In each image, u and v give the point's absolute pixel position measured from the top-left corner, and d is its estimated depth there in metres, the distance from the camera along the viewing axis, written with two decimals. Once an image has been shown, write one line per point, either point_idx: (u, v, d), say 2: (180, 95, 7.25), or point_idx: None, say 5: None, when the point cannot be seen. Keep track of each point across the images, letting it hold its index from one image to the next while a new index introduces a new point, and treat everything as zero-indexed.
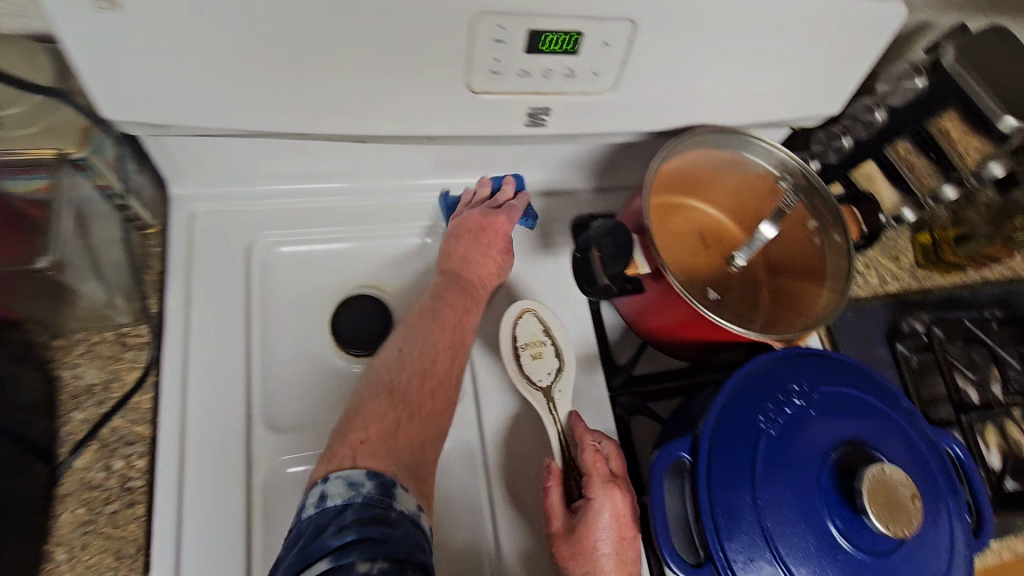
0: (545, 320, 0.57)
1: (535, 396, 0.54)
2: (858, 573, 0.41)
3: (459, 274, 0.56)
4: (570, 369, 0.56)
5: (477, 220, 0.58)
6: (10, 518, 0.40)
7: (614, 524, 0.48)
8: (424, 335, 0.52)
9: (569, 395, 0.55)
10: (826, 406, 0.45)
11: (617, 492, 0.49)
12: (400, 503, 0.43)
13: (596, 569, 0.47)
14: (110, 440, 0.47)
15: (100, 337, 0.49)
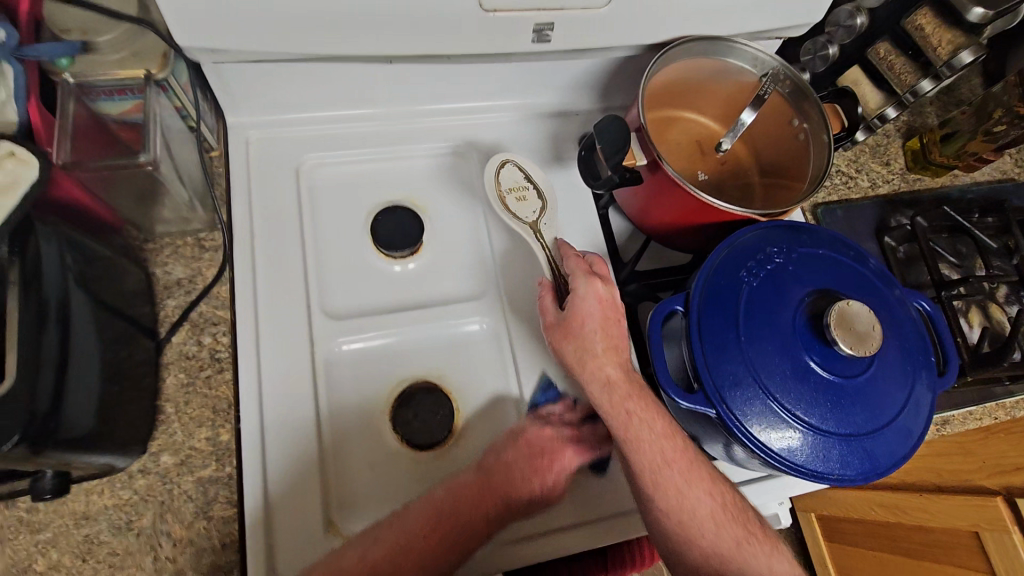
0: (525, 171, 0.65)
1: (523, 228, 0.62)
2: (829, 392, 0.48)
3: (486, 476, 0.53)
4: (552, 206, 0.64)
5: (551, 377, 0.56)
6: (131, 373, 0.50)
7: (597, 307, 0.56)
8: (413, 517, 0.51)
9: (555, 228, 0.64)
10: (802, 263, 0.52)
11: (598, 282, 0.57)
12: None
13: (585, 341, 0.55)
14: (199, 321, 0.56)
15: (182, 241, 0.59)
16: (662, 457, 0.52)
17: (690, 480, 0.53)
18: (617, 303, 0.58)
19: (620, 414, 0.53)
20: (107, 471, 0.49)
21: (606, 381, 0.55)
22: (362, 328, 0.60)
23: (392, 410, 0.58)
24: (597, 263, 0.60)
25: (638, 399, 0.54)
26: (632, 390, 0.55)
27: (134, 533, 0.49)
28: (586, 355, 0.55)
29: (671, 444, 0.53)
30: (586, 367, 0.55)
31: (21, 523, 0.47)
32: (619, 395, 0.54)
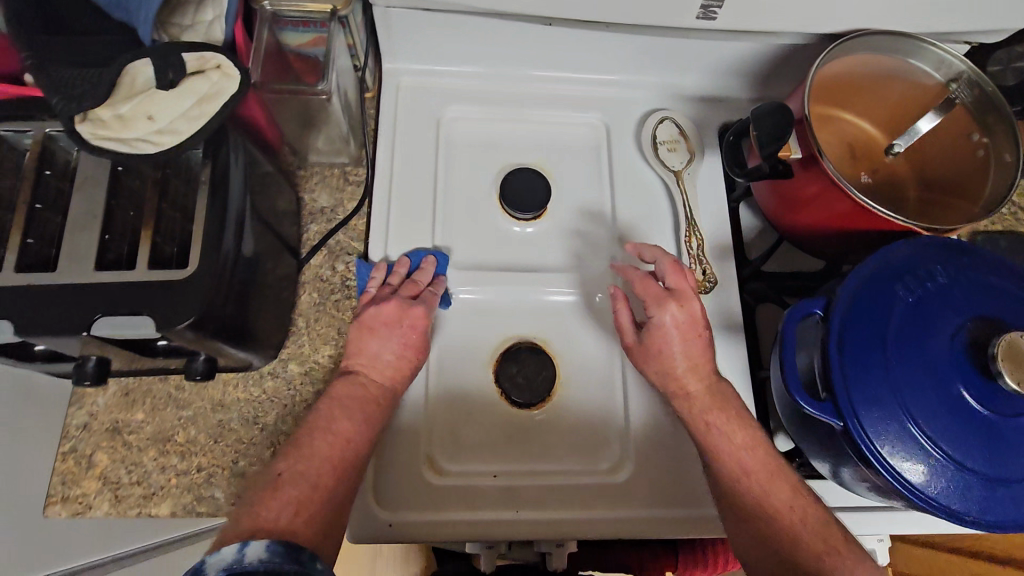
0: (680, 125, 0.68)
1: (667, 177, 0.66)
2: (979, 430, 0.44)
3: (358, 377, 0.52)
4: (702, 162, 0.67)
5: (394, 312, 0.53)
6: (275, 285, 0.55)
7: (675, 331, 0.54)
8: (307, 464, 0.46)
9: (697, 181, 0.66)
10: (970, 284, 0.47)
11: (673, 305, 0.55)
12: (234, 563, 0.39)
13: (668, 366, 0.54)
14: (336, 249, 0.60)
15: (330, 171, 0.63)
16: (751, 477, 0.51)
17: (776, 496, 0.51)
18: (698, 319, 0.55)
19: (704, 429, 0.53)
20: (245, 367, 0.54)
21: (685, 394, 0.54)
22: (481, 280, 0.62)
23: (496, 364, 0.60)
24: (670, 274, 0.56)
25: (723, 411, 0.53)
26: (715, 403, 0.54)
27: (260, 428, 0.53)
28: (669, 376, 0.55)
29: (753, 455, 0.52)
30: (670, 386, 0.55)
31: (170, 398, 0.53)
32: (700, 409, 0.54)
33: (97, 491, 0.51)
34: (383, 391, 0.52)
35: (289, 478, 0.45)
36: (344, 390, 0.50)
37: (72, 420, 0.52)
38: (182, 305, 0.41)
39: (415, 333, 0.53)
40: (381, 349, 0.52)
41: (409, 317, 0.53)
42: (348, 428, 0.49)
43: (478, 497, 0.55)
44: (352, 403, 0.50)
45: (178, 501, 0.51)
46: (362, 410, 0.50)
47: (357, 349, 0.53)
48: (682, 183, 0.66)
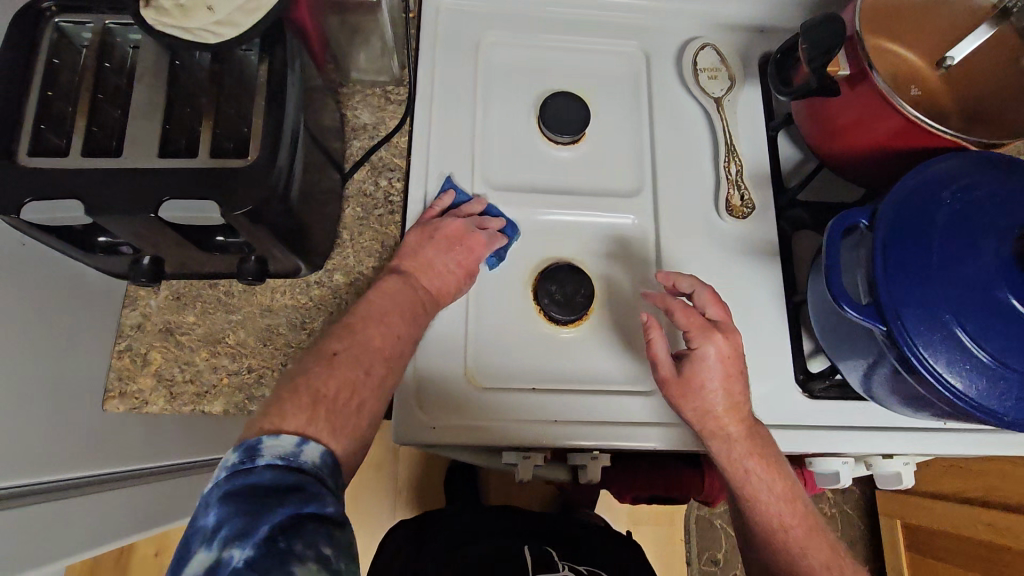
0: (721, 53, 0.67)
1: (707, 103, 0.65)
2: (1019, 332, 0.44)
3: (417, 284, 0.53)
4: (741, 91, 0.67)
5: (458, 231, 0.56)
6: (322, 197, 0.55)
7: (718, 365, 0.53)
8: (365, 334, 0.46)
9: (737, 109, 0.66)
10: (1013, 194, 0.47)
11: (718, 336, 0.54)
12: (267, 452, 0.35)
13: (708, 403, 0.53)
14: (378, 164, 0.61)
15: (372, 91, 0.64)
16: (778, 518, 0.55)
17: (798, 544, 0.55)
18: (740, 355, 0.54)
19: (740, 471, 0.55)
20: (292, 274, 0.55)
21: (726, 437, 0.54)
22: (522, 201, 0.62)
23: (535, 283, 0.60)
24: (706, 301, 0.56)
25: (762, 458, 0.54)
26: (753, 446, 0.54)
27: (307, 333, 0.55)
28: (708, 418, 0.54)
29: (787, 504, 0.55)
30: (707, 429, 0.54)
31: (220, 302, 0.55)
32: (740, 453, 0.54)
33: (152, 387, 0.52)
34: (428, 293, 0.53)
35: (344, 358, 0.44)
36: (396, 284, 0.51)
37: (126, 321, 0.54)
38: (244, 193, 0.42)
39: (471, 255, 0.56)
40: (447, 256, 0.55)
41: (469, 243, 0.56)
42: (400, 327, 0.48)
43: (513, 407, 0.57)
44: (389, 296, 0.50)
45: (228, 399, 0.53)
46: (413, 307, 0.51)
47: (416, 258, 0.54)
48: (723, 109, 0.65)
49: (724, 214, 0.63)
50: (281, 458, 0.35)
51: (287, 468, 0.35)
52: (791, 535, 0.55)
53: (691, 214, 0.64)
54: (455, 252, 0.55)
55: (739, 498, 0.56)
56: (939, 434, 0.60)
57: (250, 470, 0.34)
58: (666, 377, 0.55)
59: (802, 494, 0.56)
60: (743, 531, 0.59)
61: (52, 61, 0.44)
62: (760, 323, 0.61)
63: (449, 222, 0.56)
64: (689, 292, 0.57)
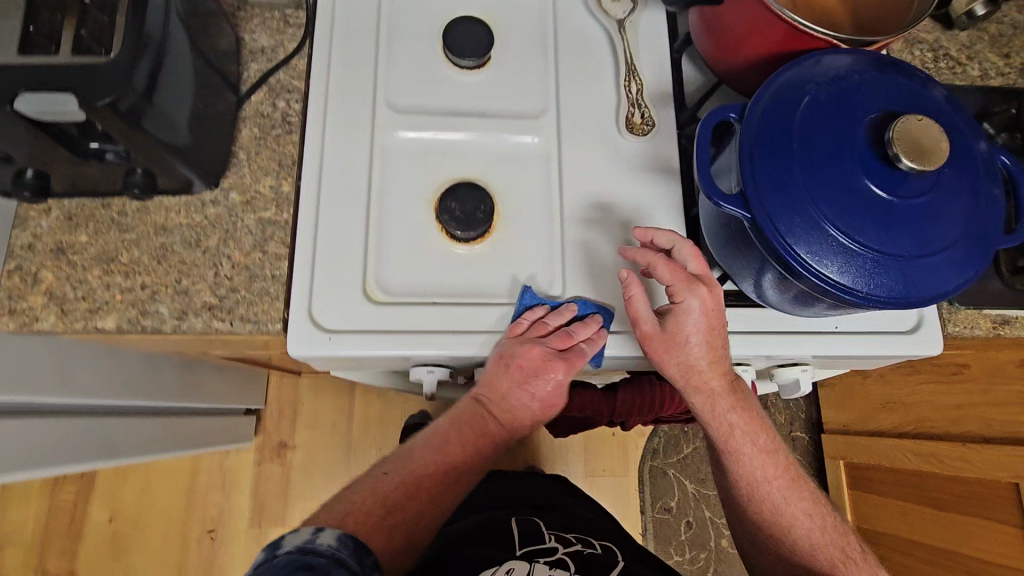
0: None
1: (609, 25, 0.66)
2: (871, 211, 0.46)
3: (519, 364, 0.56)
4: (643, 12, 0.67)
5: (535, 360, 0.55)
6: (214, 116, 0.55)
7: (701, 318, 0.55)
8: (445, 439, 0.57)
9: (639, 30, 0.67)
10: (872, 85, 0.49)
11: (703, 289, 0.54)
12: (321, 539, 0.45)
13: (689, 355, 0.56)
14: (277, 86, 0.61)
15: (270, 15, 0.63)
16: (761, 469, 0.61)
17: (778, 492, 0.61)
18: (722, 310, 0.55)
19: (724, 424, 0.60)
20: (185, 191, 0.56)
21: (711, 391, 0.58)
22: (427, 122, 0.63)
23: (437, 202, 0.61)
24: (688, 254, 0.56)
25: (743, 411, 0.59)
26: (734, 400, 0.59)
27: (203, 251, 0.55)
28: (693, 374, 0.57)
29: (769, 454, 0.61)
30: (691, 382, 0.57)
31: (113, 222, 0.55)
32: (723, 408, 0.59)
33: (44, 304, 0.52)
34: (503, 433, 0.59)
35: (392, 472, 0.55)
36: (469, 418, 0.58)
37: (15, 241, 0.54)
38: (104, 84, 0.42)
39: (559, 389, 0.57)
40: (541, 387, 0.57)
41: (548, 371, 0.56)
42: (464, 458, 0.57)
43: (410, 318, 0.57)
44: (520, 368, 0.56)
45: (123, 314, 0.53)
46: (477, 439, 0.57)
47: (493, 382, 0.57)
48: (624, 29, 0.66)
49: (625, 132, 0.64)
50: (300, 544, 0.45)
51: (305, 552, 0.44)
52: (774, 485, 0.61)
53: (593, 134, 0.64)
54: (523, 346, 0.55)
55: (724, 453, 0.61)
56: (832, 337, 0.62)
57: (273, 558, 0.44)
58: (652, 334, 0.56)
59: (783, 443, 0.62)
60: (727, 488, 0.64)
61: None
62: None
63: (539, 346, 0.55)
64: (670, 249, 0.58)
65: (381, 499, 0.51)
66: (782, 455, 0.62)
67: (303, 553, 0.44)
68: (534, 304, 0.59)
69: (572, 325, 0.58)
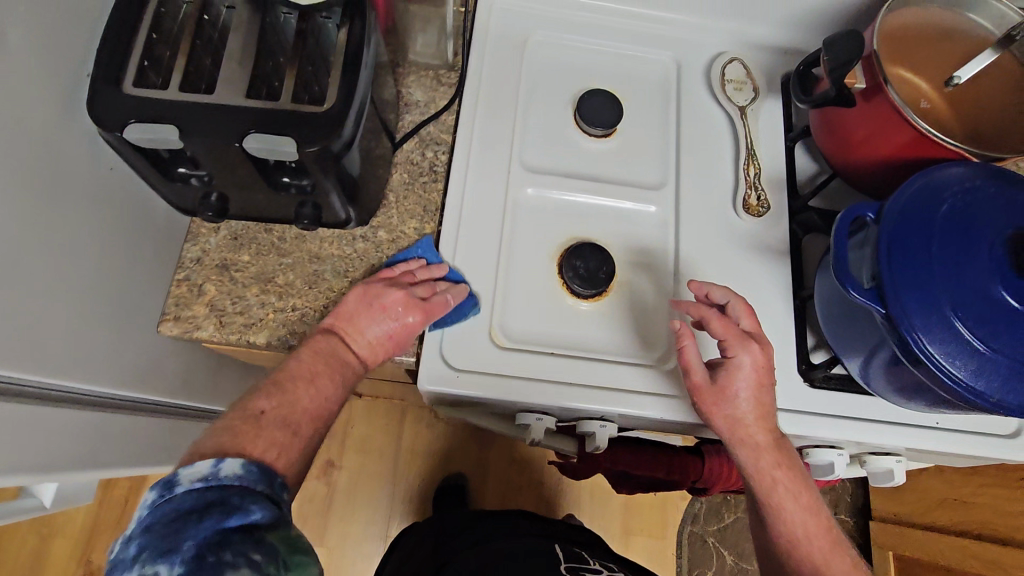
0: (747, 67, 0.73)
1: (732, 110, 0.71)
2: (1005, 320, 0.48)
3: (376, 292, 0.55)
4: (762, 102, 0.73)
5: (400, 301, 0.54)
6: (375, 160, 0.60)
7: (753, 374, 0.56)
8: (296, 384, 0.48)
9: (758, 118, 0.72)
10: (1008, 201, 0.52)
11: (754, 347, 0.56)
12: (184, 479, 0.37)
13: (737, 409, 0.56)
14: (427, 137, 0.66)
15: (426, 73, 0.70)
16: (801, 528, 0.56)
17: (823, 555, 0.55)
18: (770, 366, 0.57)
19: (767, 479, 0.56)
20: (342, 225, 0.60)
21: (756, 445, 0.56)
22: (555, 183, 0.67)
23: (562, 259, 0.65)
24: (741, 313, 0.59)
25: (788, 467, 0.56)
26: (780, 457, 0.56)
27: (350, 281, 0.59)
28: (738, 425, 0.56)
29: (813, 516, 0.56)
30: (737, 434, 0.56)
31: (274, 245, 0.60)
32: (767, 463, 0.56)
33: (205, 314, 0.57)
34: (359, 369, 0.53)
35: (273, 415, 0.45)
36: (326, 343, 0.51)
37: (186, 254, 0.59)
38: (317, 131, 0.47)
39: (406, 332, 0.55)
40: (373, 327, 0.54)
41: (386, 302, 0.54)
42: (329, 390, 0.49)
43: (528, 366, 0.60)
44: (380, 292, 0.55)
45: (274, 332, 0.57)
46: (337, 372, 0.51)
47: (350, 312, 0.54)
48: (745, 117, 0.71)
49: (741, 211, 0.68)
50: (201, 480, 0.37)
51: (207, 489, 0.37)
52: (815, 545, 0.55)
53: (709, 208, 0.68)
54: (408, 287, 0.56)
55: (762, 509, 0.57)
56: (931, 432, 0.63)
57: (170, 500, 0.36)
58: (698, 381, 0.56)
59: (828, 507, 0.57)
60: (765, 548, 0.59)
61: (159, 11, 0.50)
62: (768, 312, 0.66)
63: (404, 291, 0.55)
64: (723, 305, 0.60)
65: (293, 429, 0.45)
66: (824, 516, 0.57)
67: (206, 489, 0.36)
68: (417, 253, 0.60)
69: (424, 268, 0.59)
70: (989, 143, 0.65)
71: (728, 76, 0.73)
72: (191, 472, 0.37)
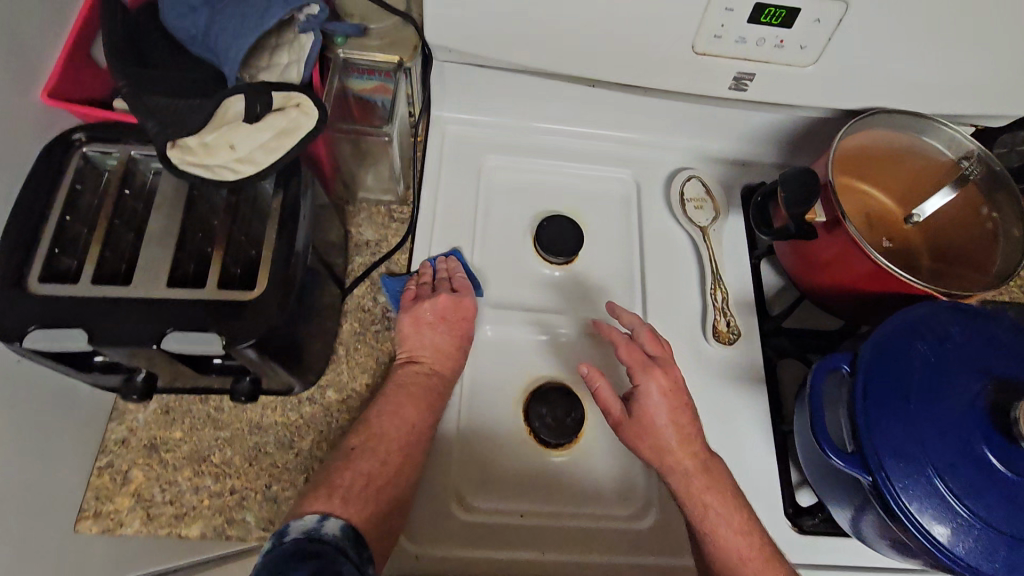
0: (706, 184, 0.72)
1: (694, 231, 0.70)
2: (997, 490, 0.45)
3: (422, 315, 0.57)
4: (724, 220, 0.71)
5: (448, 307, 0.57)
6: (320, 312, 0.56)
7: (663, 399, 0.56)
8: (361, 457, 0.49)
9: (722, 236, 0.70)
10: (984, 351, 0.50)
11: (659, 372, 0.57)
12: (325, 528, 0.43)
13: (659, 438, 0.55)
14: (378, 280, 0.63)
15: (376, 208, 0.66)
16: (736, 554, 0.51)
17: None
18: (682, 388, 0.57)
19: (699, 507, 0.53)
20: (286, 391, 0.55)
21: (683, 472, 0.54)
22: (517, 321, 0.64)
23: (527, 406, 0.62)
24: (643, 334, 0.60)
25: (717, 489, 0.53)
26: (711, 480, 0.54)
27: (295, 453, 0.54)
28: (663, 449, 0.55)
29: (749, 540, 0.52)
30: (664, 461, 0.55)
31: (209, 417, 0.54)
32: (697, 487, 0.54)
33: (129, 508, 0.51)
34: (435, 381, 0.55)
35: (348, 471, 0.48)
36: (412, 379, 0.54)
37: (110, 434, 0.53)
38: (246, 324, 0.43)
39: (464, 326, 0.58)
40: (431, 337, 0.56)
41: (435, 310, 0.57)
42: (413, 416, 0.52)
43: (501, 534, 0.57)
44: (430, 307, 0.57)
45: (208, 522, 0.51)
46: (424, 402, 0.53)
47: (411, 339, 0.56)
48: (708, 237, 0.69)
49: (711, 339, 0.65)
50: (304, 533, 0.42)
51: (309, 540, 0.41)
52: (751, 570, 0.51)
53: (678, 334, 0.66)
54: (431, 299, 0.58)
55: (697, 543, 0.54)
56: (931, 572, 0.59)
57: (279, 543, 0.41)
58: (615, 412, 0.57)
59: (763, 529, 0.53)
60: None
61: (74, 187, 0.47)
62: (748, 448, 0.62)
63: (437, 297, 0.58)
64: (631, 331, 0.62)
65: (366, 477, 0.48)
66: (758, 538, 0.52)
67: (310, 540, 0.41)
68: (428, 262, 0.62)
69: (450, 272, 0.61)
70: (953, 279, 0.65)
71: (688, 194, 0.72)
72: (301, 524, 0.43)
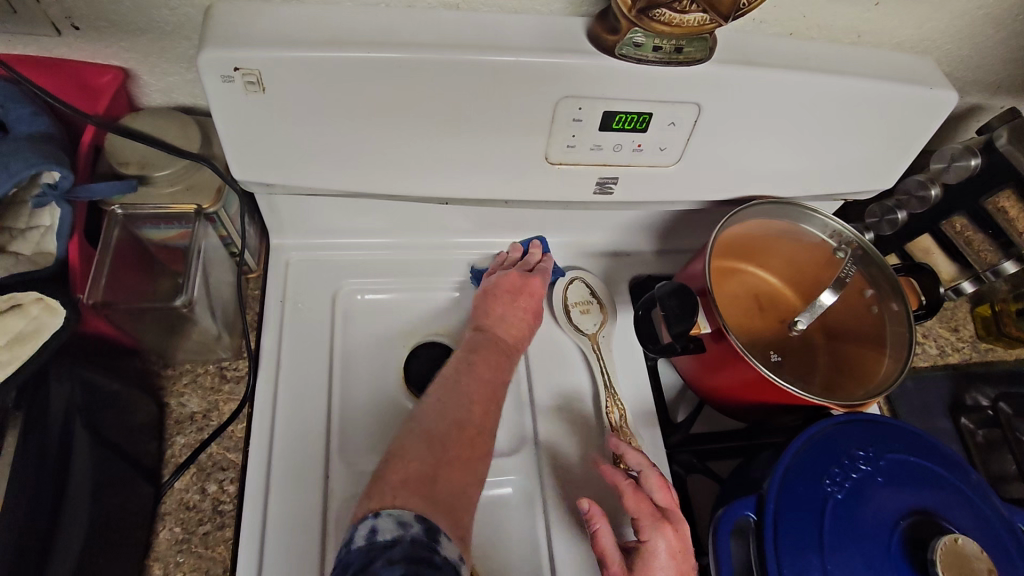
0: (592, 286, 0.66)
1: (582, 342, 0.63)
2: None
3: (492, 292, 0.59)
4: (614, 323, 0.65)
5: (516, 281, 0.60)
6: (118, 528, 0.46)
7: (670, 563, 0.49)
8: (444, 409, 0.50)
9: (612, 344, 0.64)
10: (893, 474, 0.47)
11: (670, 528, 0.50)
12: (445, 549, 0.40)
13: None
14: (206, 465, 0.52)
15: (203, 369, 0.56)
16: None
17: None
18: (691, 551, 0.51)
19: None
20: None
21: None
22: None
23: None
24: (654, 480, 0.52)
25: None
26: None
27: None
28: None
29: None
30: None
31: None
32: None
33: None
34: (512, 350, 0.57)
35: (416, 469, 0.45)
36: (485, 348, 0.56)
37: None
38: None
39: (534, 299, 0.60)
40: (507, 313, 0.58)
41: (523, 287, 0.60)
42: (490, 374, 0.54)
43: None
44: (507, 298, 0.59)
45: None
46: (489, 396, 0.52)
47: (487, 311, 0.59)
48: (597, 346, 0.63)
49: None
50: (452, 558, 0.40)
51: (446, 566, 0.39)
52: None
53: (577, 465, 0.58)
54: (501, 273, 0.61)
55: None
56: None
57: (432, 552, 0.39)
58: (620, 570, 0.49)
59: None
60: None
61: None
62: None
63: (496, 279, 0.60)
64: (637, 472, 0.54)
65: (443, 442, 0.48)
66: None
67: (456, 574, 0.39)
68: (519, 245, 0.65)
69: (537, 258, 0.63)
70: (850, 368, 0.60)
71: (573, 299, 0.65)
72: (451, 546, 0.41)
